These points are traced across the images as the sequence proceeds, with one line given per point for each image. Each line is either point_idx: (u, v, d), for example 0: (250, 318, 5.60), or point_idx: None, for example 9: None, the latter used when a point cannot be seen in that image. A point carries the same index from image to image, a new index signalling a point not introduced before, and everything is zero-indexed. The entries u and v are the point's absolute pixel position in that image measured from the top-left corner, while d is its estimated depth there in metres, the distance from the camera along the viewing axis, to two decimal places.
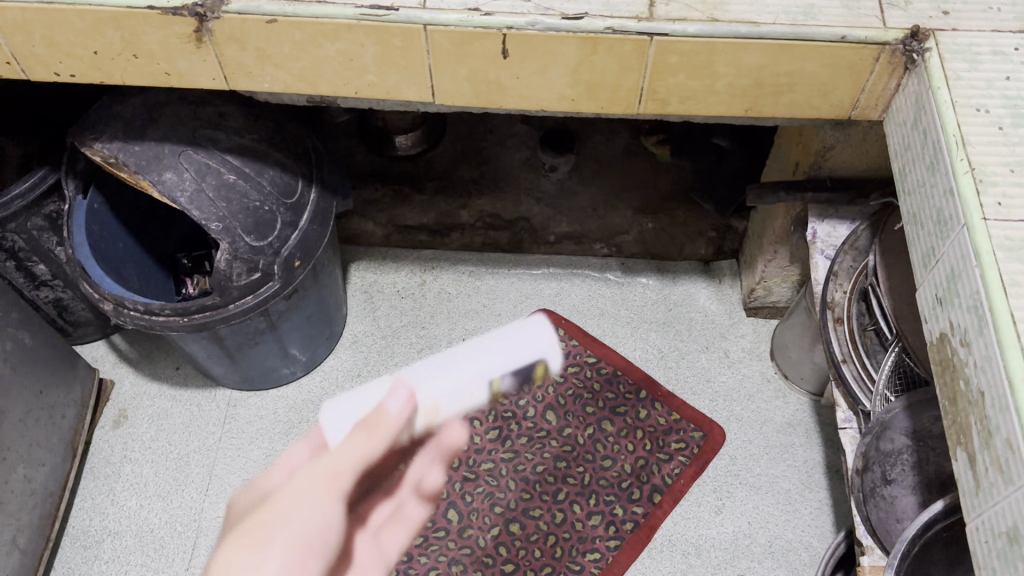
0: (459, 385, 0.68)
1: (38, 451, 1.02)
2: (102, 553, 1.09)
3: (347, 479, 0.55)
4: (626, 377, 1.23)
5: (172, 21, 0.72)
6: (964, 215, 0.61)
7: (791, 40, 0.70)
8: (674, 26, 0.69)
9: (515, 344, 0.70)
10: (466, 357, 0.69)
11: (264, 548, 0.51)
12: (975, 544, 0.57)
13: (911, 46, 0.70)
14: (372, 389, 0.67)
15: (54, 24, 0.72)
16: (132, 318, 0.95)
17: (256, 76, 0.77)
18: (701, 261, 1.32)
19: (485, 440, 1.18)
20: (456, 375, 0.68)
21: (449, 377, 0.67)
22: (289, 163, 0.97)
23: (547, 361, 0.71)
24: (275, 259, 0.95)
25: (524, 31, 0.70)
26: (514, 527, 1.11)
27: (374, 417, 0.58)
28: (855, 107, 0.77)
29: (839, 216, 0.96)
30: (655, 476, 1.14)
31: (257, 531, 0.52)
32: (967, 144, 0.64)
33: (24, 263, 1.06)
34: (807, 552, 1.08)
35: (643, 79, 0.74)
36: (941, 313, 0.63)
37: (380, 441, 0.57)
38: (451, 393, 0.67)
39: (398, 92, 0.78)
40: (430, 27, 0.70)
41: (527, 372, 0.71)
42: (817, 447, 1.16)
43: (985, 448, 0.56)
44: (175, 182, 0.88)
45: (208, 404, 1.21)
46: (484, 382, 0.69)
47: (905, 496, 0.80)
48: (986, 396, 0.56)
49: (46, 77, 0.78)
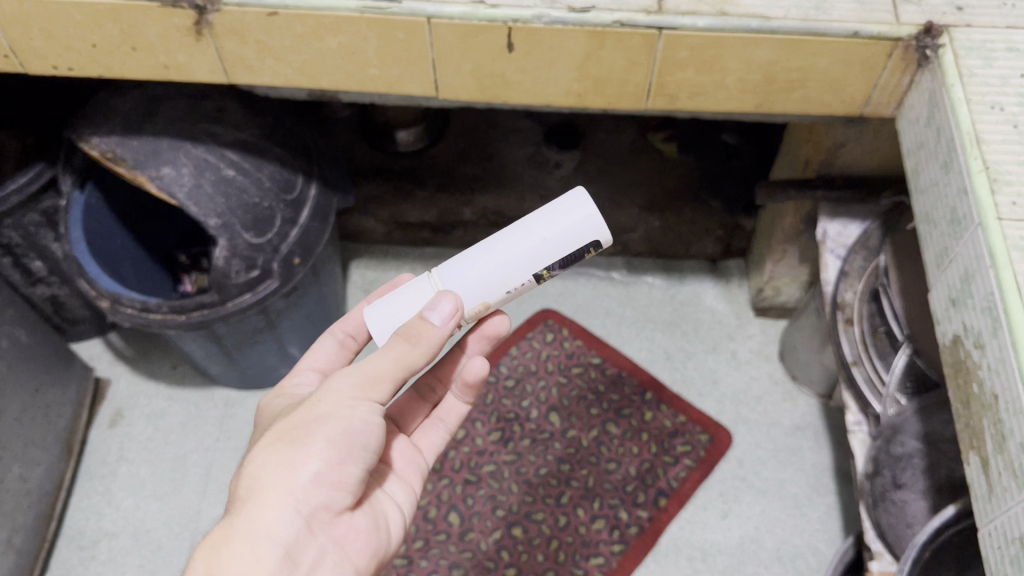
0: (504, 281, 0.66)
1: (34, 450, 1.00)
2: (98, 554, 1.07)
3: (385, 383, 0.59)
4: (631, 378, 1.22)
5: (171, 14, 0.70)
6: (979, 215, 0.59)
7: (803, 34, 0.68)
8: (683, 20, 0.68)
9: (554, 241, 0.64)
10: (502, 252, 0.65)
11: (304, 447, 0.55)
12: (988, 551, 0.55)
13: (925, 42, 0.68)
14: (412, 291, 0.67)
15: (51, 16, 0.71)
16: (129, 316, 0.93)
17: (256, 70, 0.75)
18: (709, 259, 1.32)
19: (487, 442, 1.16)
20: (495, 274, 0.65)
21: (489, 278, 0.65)
22: (289, 158, 0.96)
23: (596, 240, 0.65)
24: (273, 256, 0.93)
25: (529, 24, 0.68)
26: (516, 531, 1.09)
27: (416, 327, 0.61)
28: (867, 104, 0.75)
29: (850, 214, 0.95)
30: (660, 479, 1.13)
31: (295, 432, 0.56)
32: (982, 142, 0.62)
33: (21, 259, 1.05)
34: (816, 557, 1.06)
35: (651, 73, 0.72)
36: (954, 314, 0.62)
37: (422, 347, 0.60)
38: (497, 288, 0.66)
39: (401, 86, 0.76)
40: (433, 20, 0.68)
41: (577, 255, 0.66)
42: (826, 450, 1.14)
43: (999, 453, 0.54)
44: (173, 177, 0.86)
45: (207, 403, 1.20)
46: (530, 275, 0.66)
47: (916, 501, 0.77)
48: (999, 400, 0.54)
49: (43, 71, 0.77)
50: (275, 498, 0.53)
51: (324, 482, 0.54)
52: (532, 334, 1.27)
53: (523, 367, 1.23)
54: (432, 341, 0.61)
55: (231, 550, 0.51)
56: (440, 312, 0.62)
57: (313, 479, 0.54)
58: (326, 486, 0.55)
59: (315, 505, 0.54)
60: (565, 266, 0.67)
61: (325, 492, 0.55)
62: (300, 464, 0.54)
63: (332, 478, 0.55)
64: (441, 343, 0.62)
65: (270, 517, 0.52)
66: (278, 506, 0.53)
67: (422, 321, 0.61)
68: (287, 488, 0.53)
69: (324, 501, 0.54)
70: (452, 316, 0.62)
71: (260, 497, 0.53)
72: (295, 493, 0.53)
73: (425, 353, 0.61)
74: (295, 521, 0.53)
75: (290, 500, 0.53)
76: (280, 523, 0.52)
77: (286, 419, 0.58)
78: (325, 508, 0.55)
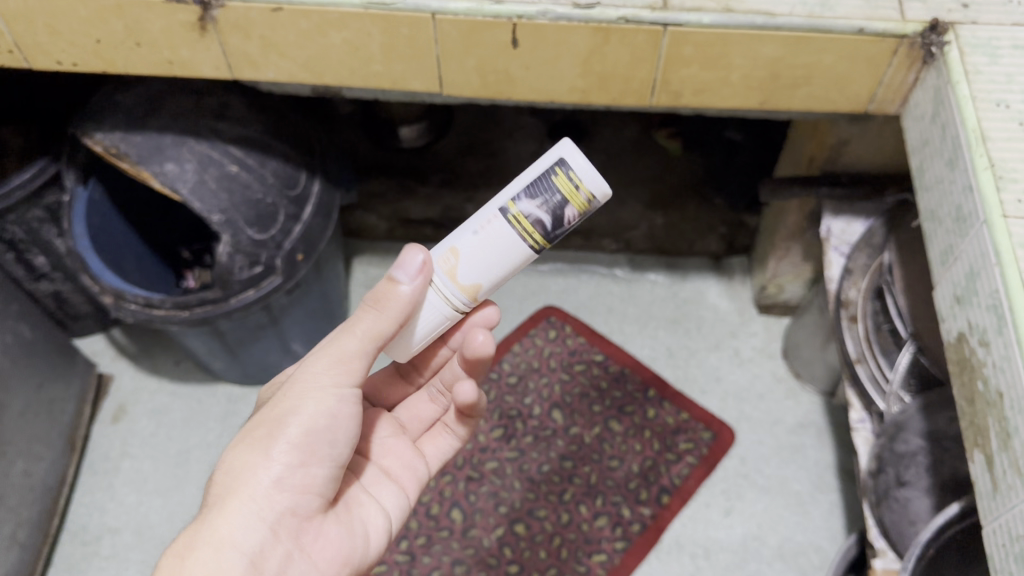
0: (473, 220, 0.62)
1: (38, 445, 1.00)
2: (101, 549, 1.07)
3: (354, 365, 0.60)
4: (634, 375, 1.22)
5: (176, 10, 0.70)
6: (984, 212, 0.59)
7: (807, 31, 0.68)
8: (688, 16, 0.67)
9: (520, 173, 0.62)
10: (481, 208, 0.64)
11: (267, 452, 0.56)
12: (993, 548, 0.55)
13: (931, 39, 0.68)
14: None
15: (57, 12, 0.71)
16: (132, 311, 0.93)
17: (260, 65, 0.75)
18: (712, 257, 1.33)
19: (489, 439, 1.17)
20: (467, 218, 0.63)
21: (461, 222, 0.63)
22: (292, 154, 0.96)
23: (559, 155, 0.60)
24: (276, 252, 0.93)
25: (534, 20, 0.68)
26: (519, 528, 1.09)
27: (385, 290, 0.59)
28: (872, 101, 0.75)
29: (853, 212, 0.95)
30: (662, 477, 1.13)
31: (261, 436, 0.57)
32: (988, 140, 0.62)
33: (24, 255, 1.05)
34: (818, 554, 1.06)
35: (656, 70, 0.72)
36: (959, 312, 0.61)
37: (389, 314, 0.59)
38: (464, 227, 0.62)
39: (406, 82, 0.76)
40: (438, 15, 0.68)
41: (543, 178, 0.60)
42: (829, 449, 1.14)
43: (1004, 451, 0.54)
44: (177, 173, 0.86)
45: (209, 400, 1.20)
46: (495, 207, 0.61)
47: (919, 498, 0.77)
48: (1004, 398, 0.54)
49: (48, 67, 0.77)
50: (238, 502, 0.54)
51: (288, 487, 0.56)
52: (535, 330, 1.27)
53: (526, 364, 1.23)
54: (398, 304, 0.59)
55: (195, 557, 0.51)
56: (406, 270, 0.59)
57: (276, 484, 0.56)
58: (290, 491, 0.56)
59: (279, 511, 0.55)
60: (536, 198, 0.60)
61: (290, 496, 0.56)
62: (264, 469, 0.56)
63: (297, 482, 0.57)
64: (412, 304, 0.60)
65: (233, 525, 0.53)
66: (241, 512, 0.54)
67: (389, 283, 0.59)
68: (250, 495, 0.55)
69: (288, 506, 0.56)
70: (417, 265, 0.59)
71: (224, 503, 0.54)
72: (259, 500, 0.55)
73: (393, 320, 0.60)
74: (258, 528, 0.54)
75: (253, 506, 0.54)
76: (242, 532, 0.53)
77: (253, 422, 0.59)
78: (291, 513, 0.56)
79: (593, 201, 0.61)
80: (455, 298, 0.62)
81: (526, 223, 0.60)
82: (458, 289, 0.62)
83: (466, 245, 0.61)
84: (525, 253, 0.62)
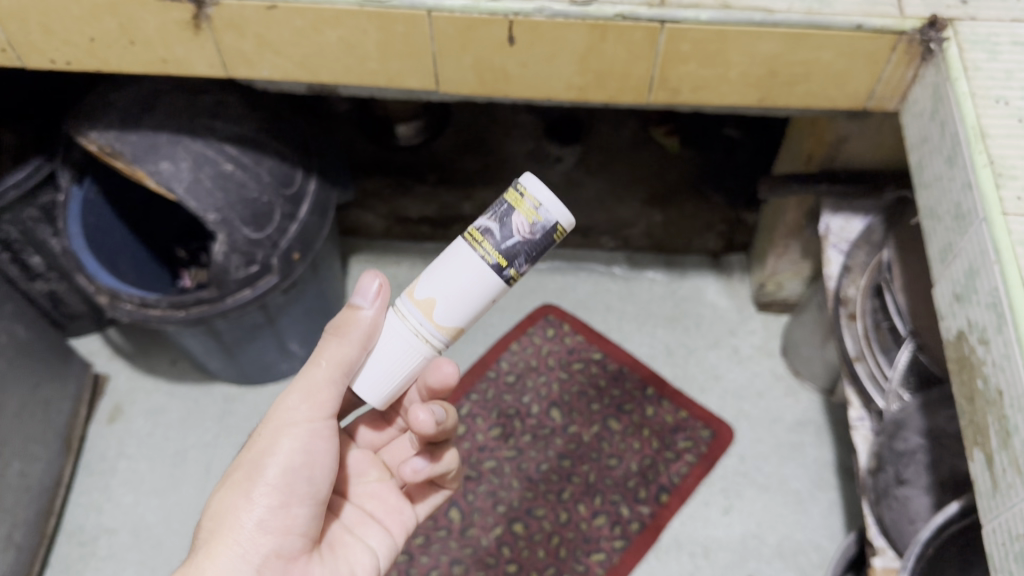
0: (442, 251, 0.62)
1: (34, 446, 1.00)
2: (98, 550, 1.07)
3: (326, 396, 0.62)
4: (632, 373, 1.21)
5: (170, 8, 0.69)
6: (983, 209, 0.59)
7: (806, 28, 0.67)
8: (685, 13, 0.67)
9: None
10: None
11: (248, 495, 0.59)
12: (992, 547, 0.54)
13: (930, 36, 0.68)
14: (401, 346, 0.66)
15: (50, 10, 0.70)
16: (128, 312, 0.93)
17: (255, 63, 0.75)
18: (711, 254, 1.31)
19: (487, 437, 1.16)
20: None
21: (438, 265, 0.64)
22: (288, 153, 0.95)
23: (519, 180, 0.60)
24: (273, 251, 0.93)
25: (531, 17, 0.67)
26: (517, 527, 1.08)
27: (348, 320, 0.61)
28: (870, 98, 0.74)
29: (852, 209, 0.95)
30: (661, 475, 1.12)
31: (241, 480, 0.60)
32: (988, 137, 0.62)
33: (19, 255, 1.04)
34: (818, 553, 1.06)
35: (654, 67, 0.72)
36: (959, 309, 0.61)
37: (353, 340, 0.61)
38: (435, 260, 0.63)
39: (402, 81, 0.75)
40: (434, 12, 0.67)
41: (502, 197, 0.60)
42: (828, 447, 1.14)
43: (1003, 449, 0.53)
44: (172, 172, 0.86)
45: (206, 399, 1.20)
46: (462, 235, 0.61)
47: (919, 497, 0.76)
48: (1004, 396, 0.54)
49: (41, 65, 0.76)
50: (224, 547, 0.57)
51: (269, 528, 0.59)
52: (532, 329, 1.26)
53: (523, 363, 1.23)
54: (360, 328, 0.61)
55: None
56: (365, 294, 0.61)
57: (258, 527, 0.58)
58: (272, 533, 0.59)
59: (264, 553, 0.58)
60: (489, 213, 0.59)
61: (273, 538, 0.59)
62: (245, 513, 0.58)
63: (279, 524, 0.60)
64: (377, 328, 0.62)
65: (220, 569, 0.56)
66: (226, 556, 0.57)
67: (353, 311, 0.61)
68: (235, 539, 0.58)
69: (271, 547, 0.59)
70: (375, 291, 0.61)
71: (210, 548, 0.57)
72: (243, 543, 0.58)
73: (357, 344, 0.61)
74: (245, 571, 0.57)
75: (238, 550, 0.57)
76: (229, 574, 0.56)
77: (233, 464, 0.62)
78: (277, 554, 0.59)
79: (541, 210, 0.57)
80: (418, 321, 0.61)
81: (476, 235, 0.59)
82: (417, 306, 0.61)
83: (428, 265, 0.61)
84: (480, 269, 0.58)
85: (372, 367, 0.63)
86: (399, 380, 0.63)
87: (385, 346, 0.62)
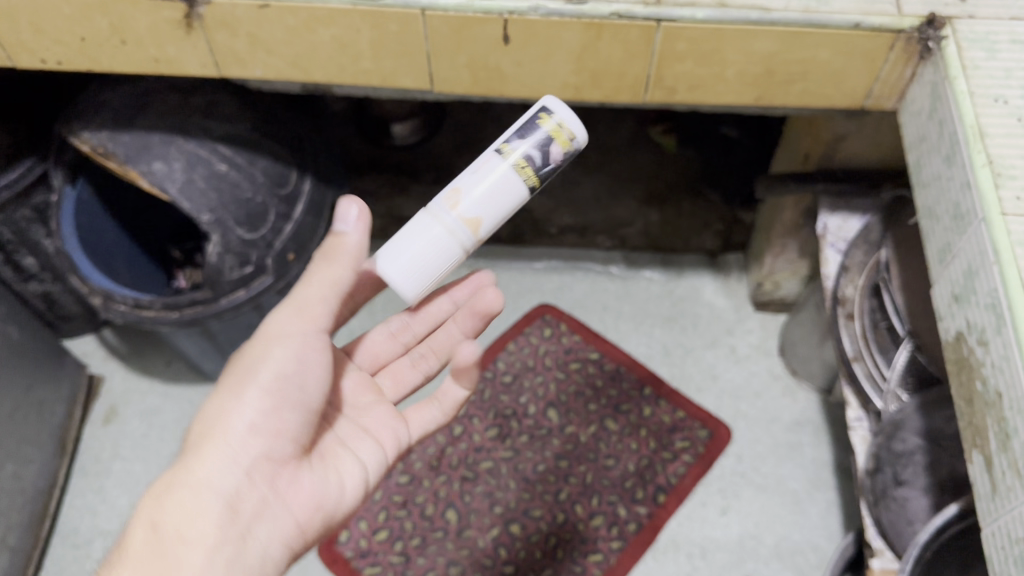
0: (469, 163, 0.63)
1: (28, 448, 0.99)
2: (92, 552, 1.07)
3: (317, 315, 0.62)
4: (629, 373, 1.21)
5: (161, 7, 0.69)
6: (982, 209, 0.58)
7: (803, 26, 0.67)
8: (682, 11, 0.66)
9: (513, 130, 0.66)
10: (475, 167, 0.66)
11: (237, 396, 0.58)
12: (992, 551, 0.54)
13: (928, 34, 0.67)
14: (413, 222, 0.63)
15: (40, 9, 0.69)
16: (121, 313, 0.92)
17: (247, 62, 0.74)
18: (708, 254, 1.31)
19: (484, 438, 1.16)
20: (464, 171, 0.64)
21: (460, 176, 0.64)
22: (282, 153, 0.94)
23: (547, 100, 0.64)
24: (267, 252, 0.92)
25: (525, 16, 0.67)
26: (514, 528, 1.08)
27: (333, 244, 0.61)
28: (868, 97, 0.74)
29: (850, 208, 0.95)
30: (658, 476, 1.12)
31: (232, 382, 0.59)
32: (986, 136, 0.61)
33: (12, 256, 1.03)
34: (816, 553, 1.06)
35: (650, 66, 0.71)
36: (958, 310, 0.61)
37: (339, 262, 0.61)
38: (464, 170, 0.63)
39: (396, 80, 0.75)
40: (427, 11, 0.67)
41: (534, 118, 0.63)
42: (826, 446, 1.13)
43: (1003, 452, 0.53)
44: (165, 172, 0.85)
45: (201, 400, 1.19)
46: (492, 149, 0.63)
47: (918, 497, 0.76)
48: (1003, 398, 0.53)
49: (31, 65, 0.75)
50: (212, 447, 0.56)
51: (260, 431, 0.57)
52: (529, 329, 1.25)
53: (520, 363, 1.22)
54: (346, 251, 0.61)
55: (174, 497, 0.54)
56: (347, 219, 0.60)
57: (247, 429, 0.57)
58: (263, 435, 0.57)
59: (253, 454, 0.57)
60: (528, 136, 0.63)
61: (263, 441, 0.57)
62: (237, 413, 0.57)
63: (269, 427, 0.58)
64: (363, 247, 0.61)
65: (210, 468, 0.55)
66: (216, 457, 0.56)
67: (337, 236, 0.61)
68: (224, 438, 0.56)
69: (260, 452, 0.57)
70: (358, 217, 0.60)
71: (201, 448, 0.56)
72: (231, 443, 0.56)
73: (345, 265, 0.61)
74: (234, 471, 0.56)
75: (228, 449, 0.56)
76: (219, 474, 0.55)
77: (227, 373, 0.61)
78: (265, 457, 0.57)
79: (575, 140, 0.64)
80: (457, 228, 0.62)
81: (519, 160, 0.62)
82: (460, 218, 0.62)
83: (464, 178, 0.62)
84: (522, 193, 0.63)
85: (411, 258, 0.62)
86: (433, 280, 0.63)
87: (423, 244, 0.62)
